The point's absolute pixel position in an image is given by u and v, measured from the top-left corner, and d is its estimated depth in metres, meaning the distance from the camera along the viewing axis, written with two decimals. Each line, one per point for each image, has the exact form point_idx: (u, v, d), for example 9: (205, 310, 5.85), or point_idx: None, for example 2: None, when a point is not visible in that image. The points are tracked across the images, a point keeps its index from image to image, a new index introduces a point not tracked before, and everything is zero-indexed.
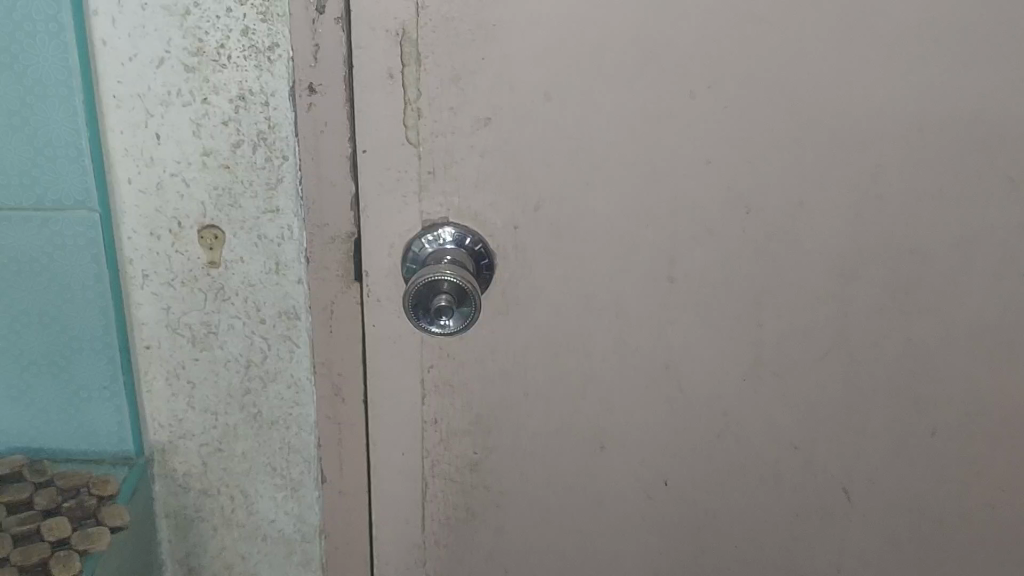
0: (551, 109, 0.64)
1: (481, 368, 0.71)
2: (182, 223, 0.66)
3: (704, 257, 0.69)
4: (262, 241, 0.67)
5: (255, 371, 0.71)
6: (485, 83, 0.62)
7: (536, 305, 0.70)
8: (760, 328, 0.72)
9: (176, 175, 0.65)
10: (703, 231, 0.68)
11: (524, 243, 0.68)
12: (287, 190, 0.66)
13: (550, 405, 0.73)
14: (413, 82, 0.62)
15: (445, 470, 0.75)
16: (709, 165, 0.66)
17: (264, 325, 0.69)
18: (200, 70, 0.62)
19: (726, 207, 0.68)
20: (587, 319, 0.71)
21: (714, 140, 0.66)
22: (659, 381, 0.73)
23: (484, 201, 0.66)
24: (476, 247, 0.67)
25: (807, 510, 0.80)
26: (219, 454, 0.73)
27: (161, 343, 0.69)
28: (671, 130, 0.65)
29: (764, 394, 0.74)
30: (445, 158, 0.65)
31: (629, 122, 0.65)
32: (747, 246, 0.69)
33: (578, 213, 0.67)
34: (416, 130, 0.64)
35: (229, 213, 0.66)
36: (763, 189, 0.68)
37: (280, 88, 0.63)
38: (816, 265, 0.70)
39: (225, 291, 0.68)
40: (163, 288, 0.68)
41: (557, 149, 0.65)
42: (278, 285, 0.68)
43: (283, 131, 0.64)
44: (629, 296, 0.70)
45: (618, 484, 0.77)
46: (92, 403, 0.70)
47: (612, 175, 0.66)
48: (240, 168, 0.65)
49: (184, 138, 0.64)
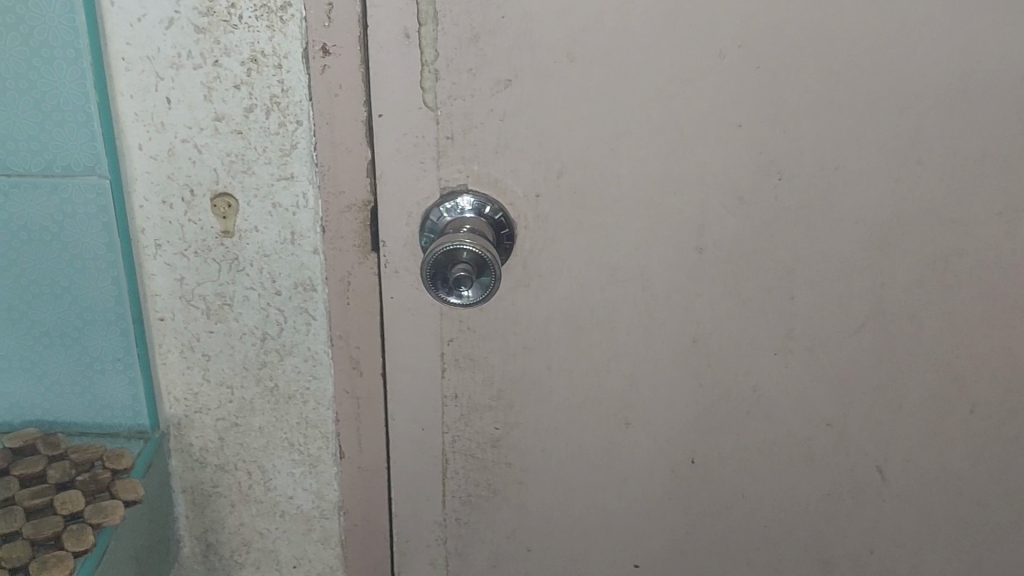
0: (573, 70, 0.61)
1: (502, 342, 0.69)
2: (195, 190, 0.64)
3: (734, 225, 0.67)
4: (277, 210, 0.64)
5: (271, 344, 0.69)
6: (505, 42, 0.60)
7: (559, 276, 0.68)
8: (792, 300, 0.69)
9: (187, 140, 0.62)
10: (732, 198, 0.66)
11: (546, 211, 0.66)
12: (302, 156, 0.63)
13: (574, 380, 0.71)
14: (429, 43, 0.60)
15: (466, 446, 0.73)
16: (739, 130, 0.64)
17: (280, 296, 0.67)
18: (210, 31, 0.59)
19: (757, 172, 0.65)
20: (611, 291, 0.68)
21: (744, 102, 0.63)
22: (688, 355, 0.71)
23: (504, 166, 0.64)
24: (496, 216, 0.65)
25: (840, 490, 0.76)
26: (236, 428, 0.72)
27: (175, 314, 0.68)
28: (700, 90, 0.62)
29: (796, 370, 0.72)
30: (463, 123, 0.62)
31: (655, 83, 0.62)
32: (779, 214, 0.67)
33: (602, 179, 0.65)
34: (433, 93, 0.61)
35: (242, 180, 0.64)
36: (795, 154, 0.65)
37: (294, 50, 0.60)
38: (851, 233, 0.67)
39: (239, 261, 0.66)
40: (177, 258, 0.66)
41: (581, 112, 0.63)
42: (294, 255, 0.66)
43: (296, 94, 0.61)
44: (656, 267, 0.68)
45: (643, 462, 0.74)
46: (106, 375, 0.68)
47: (637, 140, 0.64)
48: (253, 134, 0.62)
49: (195, 102, 0.61)
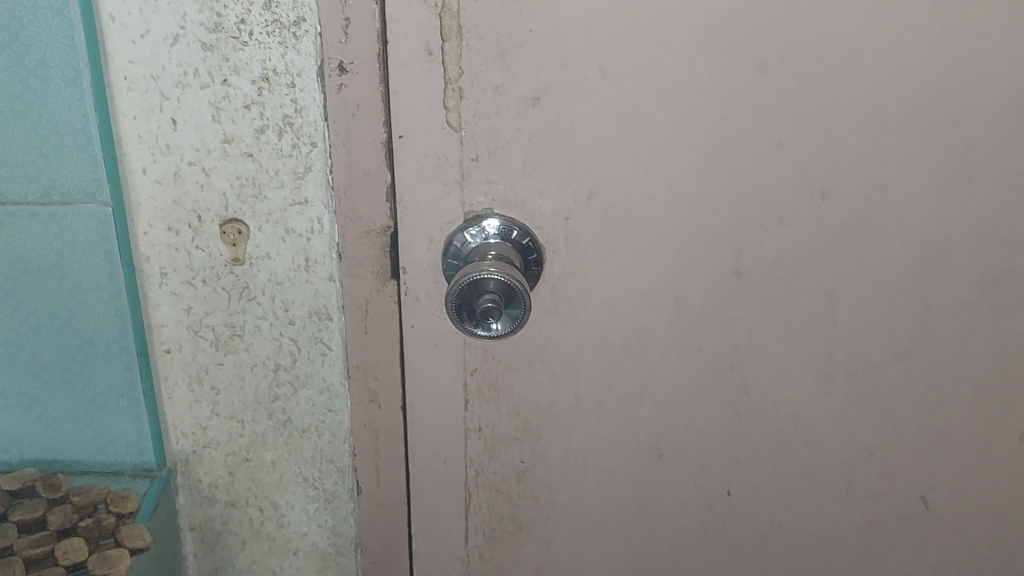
0: (606, 86, 0.57)
1: (528, 371, 0.66)
2: (202, 216, 0.60)
3: (775, 248, 0.63)
4: (290, 236, 0.61)
5: (284, 376, 0.65)
6: (533, 58, 0.56)
7: (588, 302, 0.64)
8: (834, 325, 0.66)
9: (194, 164, 0.59)
10: (773, 219, 0.62)
11: (576, 234, 0.62)
12: (316, 179, 0.59)
13: (603, 410, 0.67)
14: (453, 59, 0.56)
15: (490, 479, 0.70)
16: (782, 148, 0.60)
17: (293, 326, 0.63)
18: (218, 48, 0.55)
19: (800, 192, 0.61)
20: (644, 317, 0.64)
21: (786, 118, 0.59)
22: (723, 384, 0.67)
23: (532, 188, 0.60)
24: (524, 241, 0.61)
25: (882, 520, 0.73)
26: (247, 463, 0.68)
27: (182, 346, 0.64)
28: (740, 106, 0.58)
29: (837, 397, 0.68)
30: (488, 143, 0.59)
31: (692, 99, 0.58)
32: (822, 235, 0.63)
33: (636, 201, 0.61)
34: (457, 112, 0.58)
35: (253, 205, 0.60)
36: (841, 172, 0.61)
37: (307, 67, 0.56)
38: (898, 255, 0.64)
39: (250, 289, 0.62)
40: (183, 287, 0.62)
41: (614, 130, 0.59)
42: (308, 282, 0.62)
43: (310, 114, 0.57)
44: (691, 292, 0.64)
45: (676, 494, 0.71)
46: (109, 411, 0.65)
47: (673, 159, 0.60)
48: (265, 156, 0.58)
49: (202, 123, 0.57)
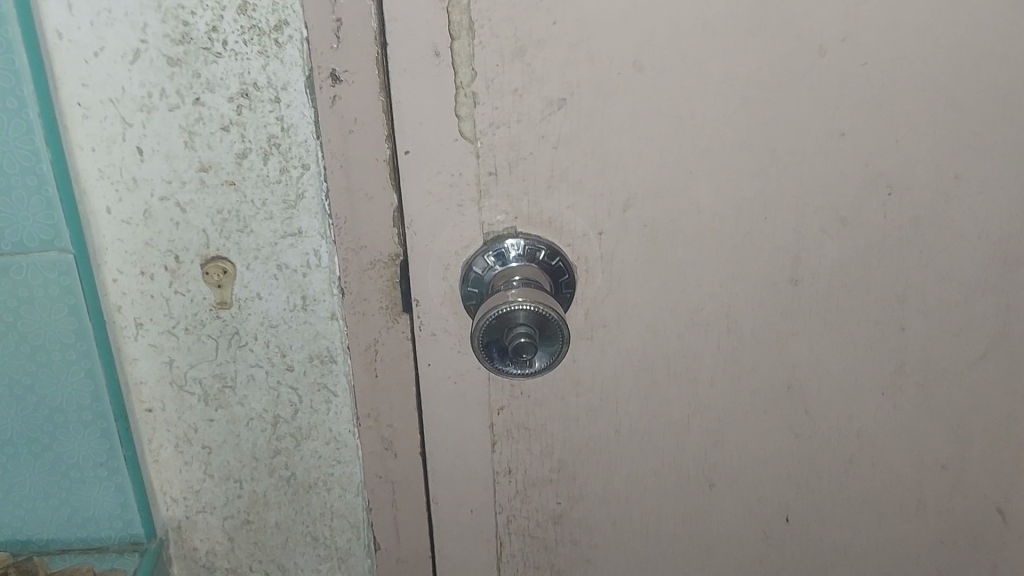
0: (643, 83, 0.49)
1: (562, 406, 0.58)
2: (180, 256, 0.52)
3: (837, 252, 0.56)
4: (283, 272, 0.52)
5: (284, 429, 0.57)
6: (557, 53, 0.48)
7: (628, 327, 0.56)
8: (903, 332, 0.58)
9: (166, 198, 0.50)
10: (834, 220, 0.55)
11: (612, 251, 0.54)
12: (311, 207, 0.51)
13: (648, 443, 0.60)
14: (464, 61, 0.48)
15: (523, 525, 0.63)
16: (843, 139, 0.52)
17: (292, 372, 0.55)
18: (187, 63, 0.47)
19: (863, 189, 0.54)
20: (690, 339, 0.57)
21: (847, 107, 0.52)
22: (780, 404, 0.60)
23: (561, 203, 0.52)
24: (552, 261, 0.53)
25: (956, 537, 0.66)
26: (248, 526, 0.60)
27: (166, 403, 0.56)
28: (795, 96, 0.51)
29: (907, 411, 0.61)
30: (509, 154, 0.51)
31: (742, 93, 0.50)
32: (889, 236, 0.55)
33: (678, 209, 0.53)
34: (472, 120, 0.50)
35: (238, 240, 0.52)
36: (909, 164, 0.54)
37: (294, 78, 0.47)
38: (973, 250, 0.57)
39: (240, 335, 0.54)
40: (163, 339, 0.54)
41: (652, 131, 0.51)
42: (307, 323, 0.54)
43: (300, 132, 0.49)
44: (742, 306, 0.57)
45: (730, 526, 0.64)
46: (88, 484, 0.57)
47: (720, 161, 0.52)
48: (249, 185, 0.50)
49: (173, 151, 0.49)
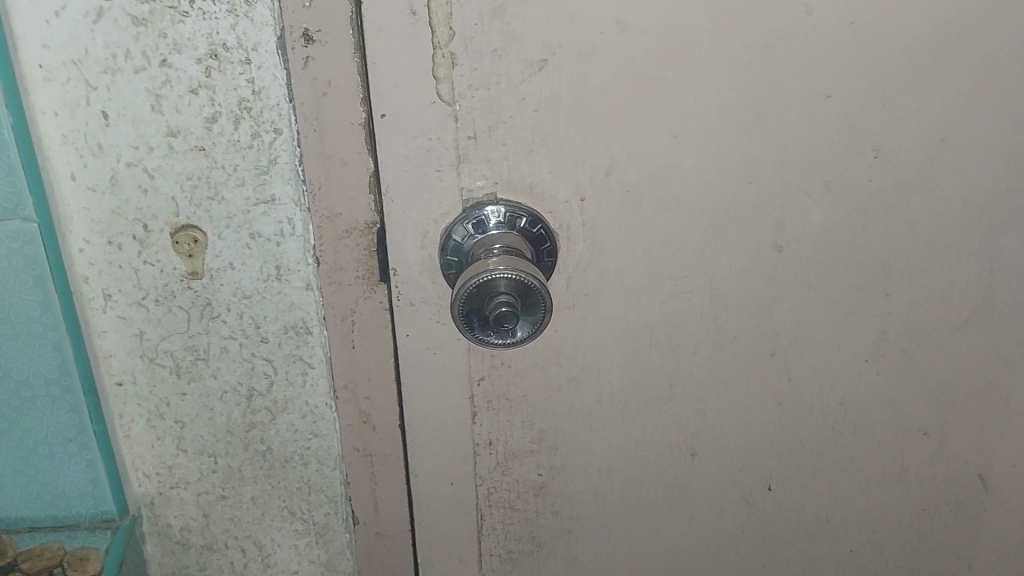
0: (625, 42, 0.48)
1: (543, 376, 0.57)
2: (149, 225, 0.50)
3: (821, 216, 0.55)
4: (256, 241, 0.51)
5: (259, 401, 0.56)
6: (538, 12, 0.47)
7: (610, 294, 0.55)
8: (886, 297, 0.58)
9: (133, 164, 0.49)
10: (819, 184, 0.54)
11: (593, 216, 0.53)
12: (284, 174, 0.50)
13: (630, 412, 0.59)
14: (442, 19, 0.46)
15: (504, 498, 0.62)
16: (828, 101, 0.51)
17: (267, 343, 0.54)
18: (153, 22, 0.45)
19: (848, 152, 0.53)
20: (673, 306, 0.56)
21: (834, 68, 0.50)
22: (763, 372, 0.59)
23: (541, 168, 0.51)
24: (534, 228, 0.52)
25: (937, 503, 0.66)
26: (222, 502, 0.59)
27: (137, 377, 0.54)
28: (780, 56, 0.50)
29: (889, 377, 0.61)
30: (489, 117, 0.49)
31: (726, 53, 0.49)
32: (874, 199, 0.55)
33: (661, 173, 0.52)
34: (450, 82, 0.48)
35: (209, 208, 0.50)
36: (895, 126, 0.53)
37: (265, 39, 0.46)
38: (958, 214, 0.56)
39: (213, 306, 0.53)
40: (132, 310, 0.52)
41: (634, 93, 0.50)
42: (281, 292, 0.53)
43: (272, 96, 0.48)
44: (726, 272, 0.56)
45: (712, 496, 0.64)
46: (57, 460, 0.55)
47: (703, 123, 0.51)
48: (219, 150, 0.49)
49: (140, 116, 0.47)
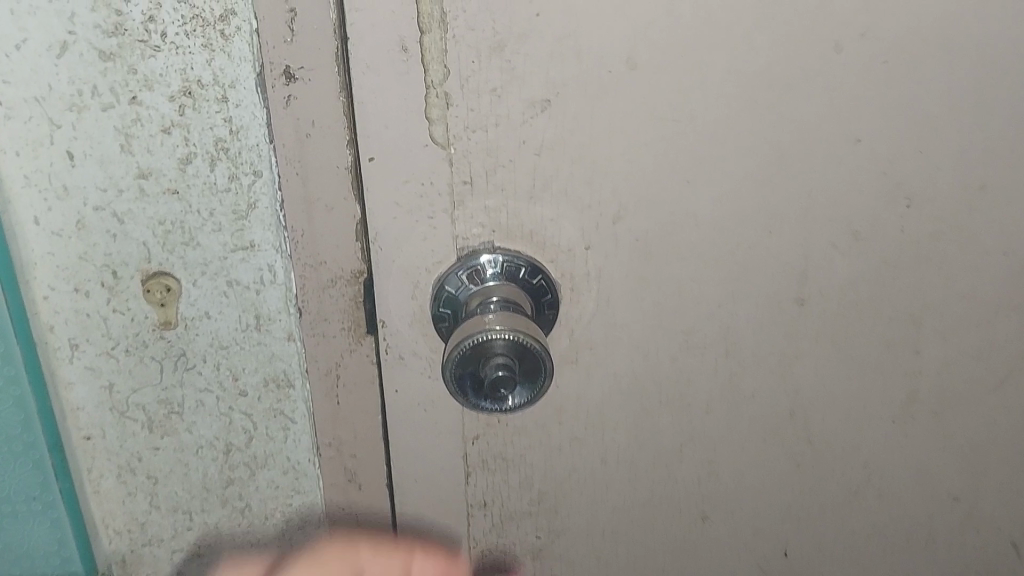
0: (636, 82, 0.44)
1: (544, 435, 0.53)
2: (118, 272, 0.46)
3: (847, 269, 0.51)
4: (233, 289, 0.48)
5: (238, 457, 0.52)
6: (541, 49, 0.43)
7: (617, 350, 0.51)
8: (917, 355, 0.54)
9: (101, 208, 0.45)
10: (845, 234, 0.50)
11: (599, 266, 0.49)
12: (263, 218, 0.46)
13: (637, 473, 0.55)
14: (436, 57, 0.42)
15: (499, 560, 0.58)
16: (858, 146, 0.47)
17: (246, 397, 0.50)
18: (122, 57, 0.42)
19: (879, 201, 0.49)
20: (684, 362, 0.52)
21: (863, 111, 0.46)
22: (780, 432, 0.55)
23: (543, 215, 0.47)
24: (535, 279, 0.48)
25: (964, 567, 0.63)
26: (198, 559, 0.56)
27: (106, 431, 0.51)
28: (804, 97, 0.46)
29: (916, 437, 0.57)
30: (486, 162, 0.45)
31: (747, 94, 0.45)
32: (904, 251, 0.51)
33: (674, 222, 0.48)
34: (444, 123, 0.44)
35: (183, 255, 0.46)
36: (929, 174, 0.49)
37: (243, 76, 0.43)
38: (994, 268, 0.52)
39: (188, 357, 0.49)
40: (101, 361, 0.49)
41: (645, 136, 0.46)
42: (261, 344, 0.49)
43: (251, 136, 0.44)
44: (742, 327, 0.52)
45: (724, 560, 0.60)
46: (19, 519, 0.52)
47: (720, 168, 0.47)
48: (194, 193, 0.45)
49: (108, 156, 0.44)
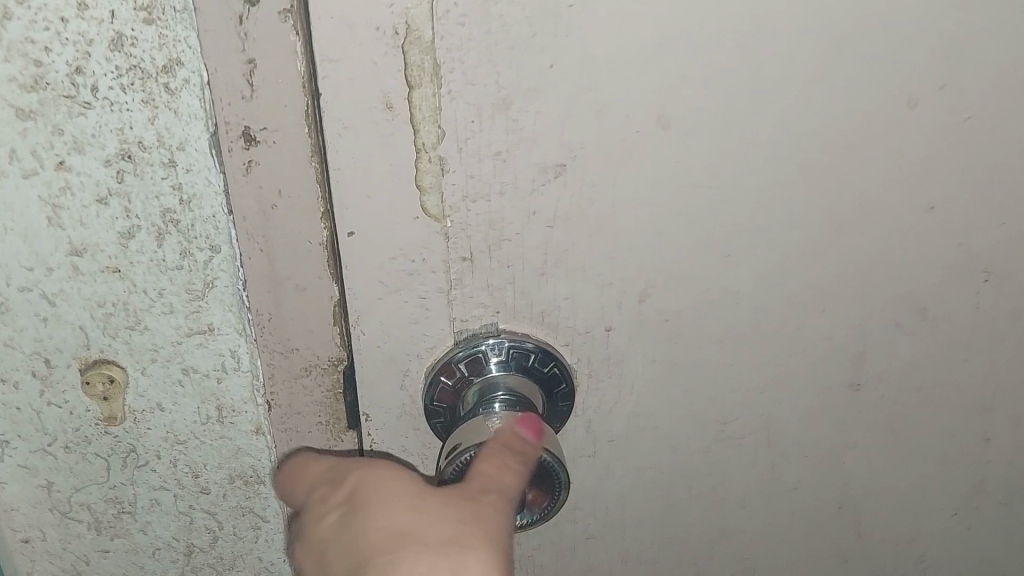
0: (669, 143, 0.36)
1: (555, 532, 0.47)
2: (51, 359, 0.39)
3: (910, 350, 0.43)
4: (189, 380, 0.40)
5: (201, 557, 0.46)
6: (556, 106, 0.35)
7: (640, 441, 0.45)
8: (985, 443, 0.47)
9: (28, 289, 0.37)
10: (910, 312, 0.42)
11: (621, 350, 0.42)
12: (224, 300, 0.38)
13: (661, 569, 0.50)
14: (428, 115, 0.35)
15: None
16: (930, 213, 0.40)
17: (208, 495, 0.44)
18: (43, 114, 0.33)
19: (951, 275, 0.42)
20: (717, 452, 0.46)
21: (939, 175, 0.39)
22: (826, 525, 0.49)
23: (557, 294, 0.40)
24: (548, 367, 0.41)
25: None
26: None
27: (47, 532, 0.44)
28: (871, 158, 0.38)
29: (979, 529, 0.51)
30: (490, 236, 0.38)
31: (802, 155, 0.37)
32: (978, 330, 0.43)
33: (710, 302, 0.41)
34: (438, 192, 0.36)
35: (128, 339, 0.39)
36: (1013, 245, 0.41)
37: (195, 137, 0.34)
38: None
39: (138, 453, 0.42)
40: (36, 458, 0.41)
41: (678, 205, 0.38)
42: (223, 438, 0.42)
43: (206, 206, 0.36)
44: (787, 414, 0.45)
45: None
46: None
47: (768, 242, 0.39)
48: (139, 271, 0.37)
49: (33, 230, 0.36)
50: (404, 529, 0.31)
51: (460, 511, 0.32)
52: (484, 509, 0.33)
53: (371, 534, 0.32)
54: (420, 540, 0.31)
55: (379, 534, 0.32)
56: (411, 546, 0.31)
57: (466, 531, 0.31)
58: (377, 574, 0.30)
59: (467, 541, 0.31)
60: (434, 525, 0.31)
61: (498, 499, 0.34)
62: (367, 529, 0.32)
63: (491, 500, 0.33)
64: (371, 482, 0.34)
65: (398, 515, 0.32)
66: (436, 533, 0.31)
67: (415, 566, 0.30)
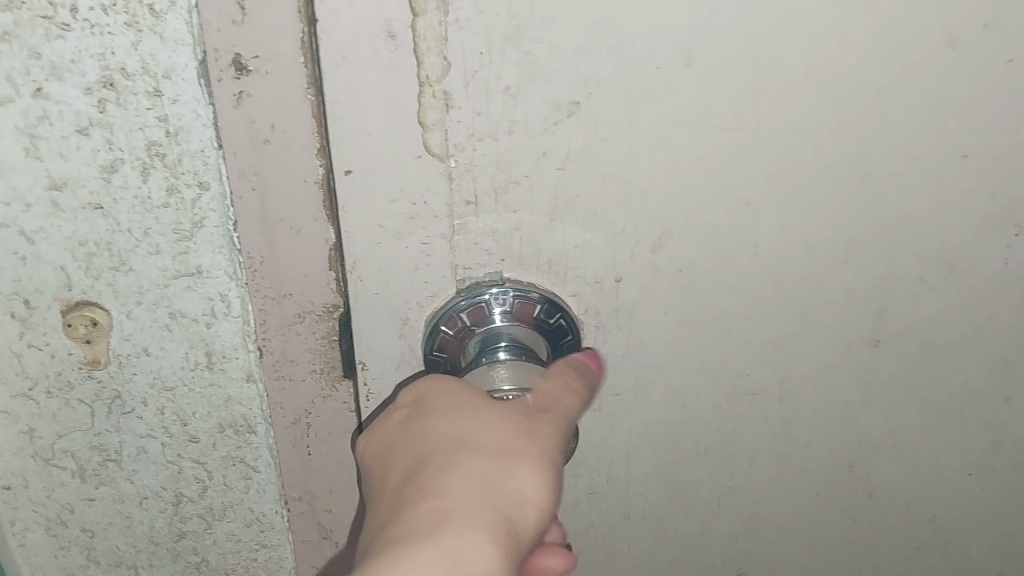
0: (690, 81, 0.34)
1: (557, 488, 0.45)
2: (31, 300, 0.37)
3: (935, 306, 0.41)
4: (177, 324, 0.38)
5: (190, 509, 0.44)
6: (571, 37, 0.32)
7: (649, 396, 0.43)
8: (1006, 404, 0.46)
9: (4, 224, 0.35)
10: (937, 267, 0.40)
11: (632, 302, 0.39)
12: (213, 240, 0.36)
13: (665, 528, 0.48)
14: (434, 45, 0.32)
15: None
16: (964, 162, 0.37)
17: (197, 444, 0.42)
18: (18, 36, 0.31)
19: (982, 228, 0.39)
20: (729, 409, 0.44)
21: (976, 121, 0.36)
22: (837, 485, 0.48)
23: (567, 241, 0.37)
24: (555, 317, 0.39)
25: None
26: None
27: (29, 480, 0.42)
28: (905, 101, 0.35)
29: (995, 493, 0.49)
30: (497, 178, 0.35)
31: (832, 97, 0.35)
32: (1007, 286, 0.41)
33: (728, 252, 0.38)
34: (442, 129, 0.34)
35: (112, 281, 0.37)
36: None
37: (182, 64, 0.32)
38: None
39: (124, 399, 0.40)
40: (17, 403, 0.40)
41: (698, 148, 0.35)
42: (213, 385, 0.40)
43: (194, 139, 0.34)
44: (802, 371, 0.43)
45: None
46: None
47: (791, 190, 0.37)
48: (123, 209, 0.35)
49: (8, 162, 0.33)
50: (460, 435, 0.32)
51: (512, 419, 0.33)
52: (540, 426, 0.33)
53: (429, 435, 0.33)
54: (472, 446, 0.32)
55: (437, 435, 0.33)
56: (465, 450, 0.32)
57: (517, 440, 0.32)
58: (431, 471, 0.31)
59: (519, 455, 0.32)
60: (486, 430, 0.32)
61: (555, 419, 0.34)
62: (428, 428, 0.33)
63: (548, 418, 0.34)
64: (441, 390, 0.35)
65: (453, 422, 0.33)
66: (490, 438, 0.32)
67: (466, 471, 0.31)
